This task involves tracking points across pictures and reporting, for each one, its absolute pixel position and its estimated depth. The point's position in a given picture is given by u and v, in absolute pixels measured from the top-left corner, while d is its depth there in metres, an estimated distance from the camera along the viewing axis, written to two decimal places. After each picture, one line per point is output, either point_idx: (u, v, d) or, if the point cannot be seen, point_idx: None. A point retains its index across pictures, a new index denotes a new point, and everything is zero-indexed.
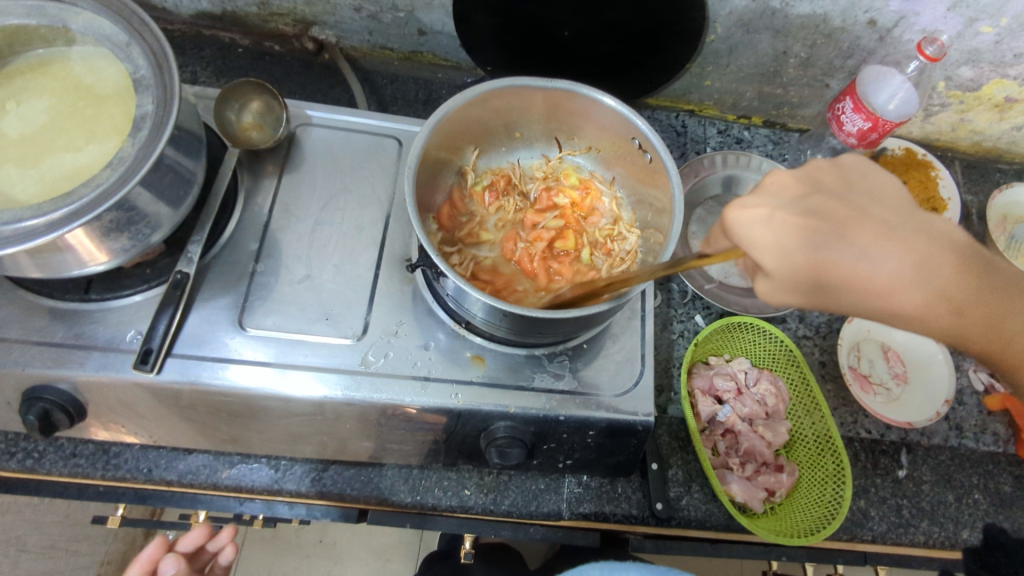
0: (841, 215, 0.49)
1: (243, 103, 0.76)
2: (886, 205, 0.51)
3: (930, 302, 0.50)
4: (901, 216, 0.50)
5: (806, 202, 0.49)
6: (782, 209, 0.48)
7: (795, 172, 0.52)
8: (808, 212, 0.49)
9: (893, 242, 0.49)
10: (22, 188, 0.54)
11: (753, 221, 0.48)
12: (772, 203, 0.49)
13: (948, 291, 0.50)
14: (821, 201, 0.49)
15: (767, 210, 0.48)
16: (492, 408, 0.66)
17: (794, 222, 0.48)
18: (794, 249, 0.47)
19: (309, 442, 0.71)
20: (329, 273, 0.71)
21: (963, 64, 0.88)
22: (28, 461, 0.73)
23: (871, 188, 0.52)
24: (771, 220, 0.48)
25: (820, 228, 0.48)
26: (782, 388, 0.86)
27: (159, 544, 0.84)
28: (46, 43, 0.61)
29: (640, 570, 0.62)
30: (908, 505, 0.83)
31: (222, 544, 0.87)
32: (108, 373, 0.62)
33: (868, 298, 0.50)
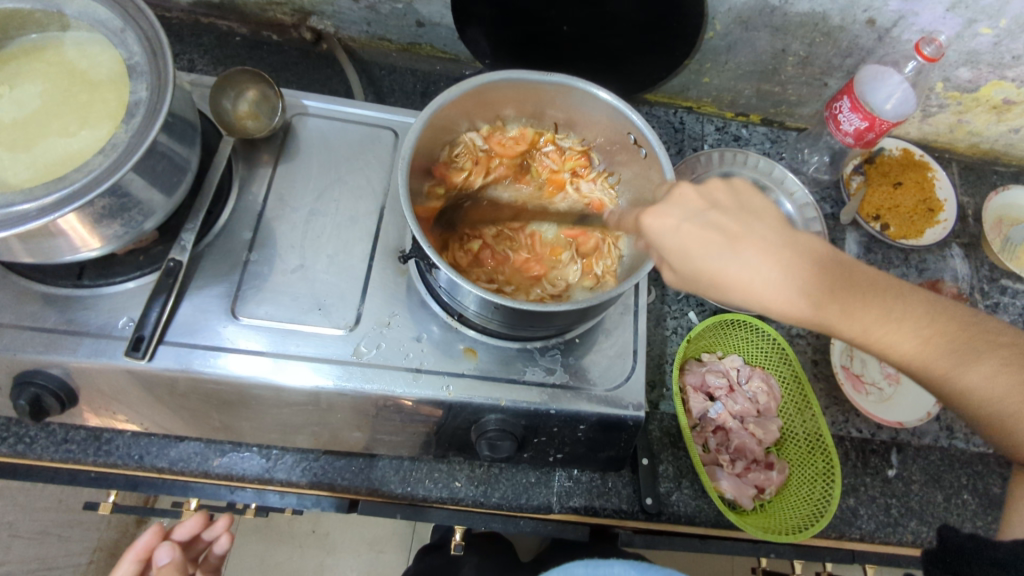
0: (728, 228, 0.55)
1: (239, 91, 0.76)
2: (766, 222, 0.56)
3: (803, 307, 0.53)
4: (784, 234, 0.55)
5: (703, 214, 0.55)
6: (687, 221, 0.55)
7: (697, 189, 0.57)
8: (709, 223, 0.55)
9: (772, 253, 0.54)
10: (14, 173, 0.54)
11: (665, 228, 0.55)
12: (682, 214, 0.55)
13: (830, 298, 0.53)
14: (713, 214, 0.55)
15: (675, 220, 0.55)
16: (483, 401, 0.67)
17: (690, 231, 0.54)
18: (691, 255, 0.54)
19: (301, 432, 0.72)
20: (322, 264, 0.71)
21: (962, 65, 0.88)
22: (19, 446, 0.73)
23: (759, 211, 0.57)
24: (677, 231, 0.55)
25: (711, 239, 0.54)
26: (774, 385, 0.86)
27: (155, 533, 0.83)
28: (40, 27, 0.61)
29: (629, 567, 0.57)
30: (897, 505, 0.84)
31: (217, 533, 0.88)
32: (100, 359, 0.62)
33: (752, 300, 0.54)
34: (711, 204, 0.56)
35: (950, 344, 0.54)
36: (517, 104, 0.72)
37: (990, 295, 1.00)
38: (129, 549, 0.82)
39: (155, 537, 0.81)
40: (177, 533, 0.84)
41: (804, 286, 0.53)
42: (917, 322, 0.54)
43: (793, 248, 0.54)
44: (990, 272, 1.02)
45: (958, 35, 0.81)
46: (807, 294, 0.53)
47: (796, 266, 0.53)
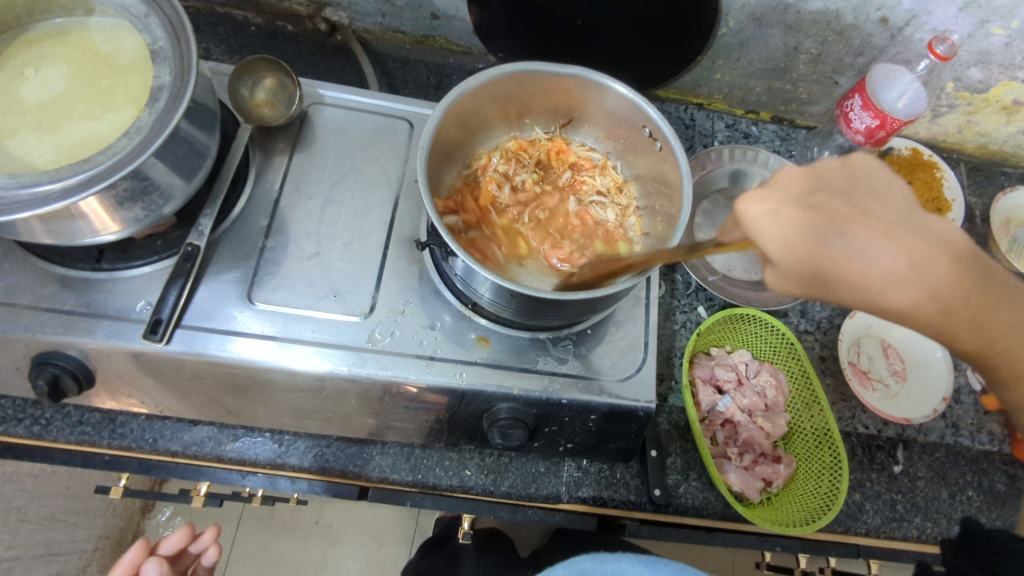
0: (839, 211, 0.47)
1: (257, 79, 0.77)
2: (895, 208, 0.49)
3: (923, 302, 0.48)
4: (902, 217, 0.49)
5: (807, 200, 0.47)
6: (786, 205, 0.46)
7: (801, 170, 0.49)
8: (811, 205, 0.47)
9: (893, 242, 0.47)
10: (39, 154, 0.54)
11: (757, 216, 0.46)
12: (777, 194, 0.47)
13: (944, 294, 0.49)
14: (820, 197, 0.47)
15: (771, 204, 0.46)
16: (495, 390, 0.67)
17: (793, 214, 0.46)
18: (799, 246, 0.45)
19: (315, 418, 0.72)
20: (338, 251, 0.72)
21: (973, 65, 0.89)
22: (35, 427, 0.74)
23: (873, 192, 0.50)
24: (775, 214, 0.46)
25: (820, 223, 0.46)
26: (782, 380, 0.87)
27: (141, 548, 0.82)
28: (66, 12, 0.61)
29: (632, 560, 0.56)
30: (902, 500, 0.84)
31: (205, 545, 0.88)
32: (117, 342, 0.63)
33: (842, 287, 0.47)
34: (811, 183, 0.48)
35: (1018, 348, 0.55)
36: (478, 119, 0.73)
37: None
38: (115, 566, 0.80)
39: (140, 552, 0.81)
40: (162, 548, 0.85)
41: (931, 283, 0.48)
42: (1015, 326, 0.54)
43: (923, 239, 0.49)
44: None
45: (971, 34, 0.82)
46: (930, 286, 0.48)
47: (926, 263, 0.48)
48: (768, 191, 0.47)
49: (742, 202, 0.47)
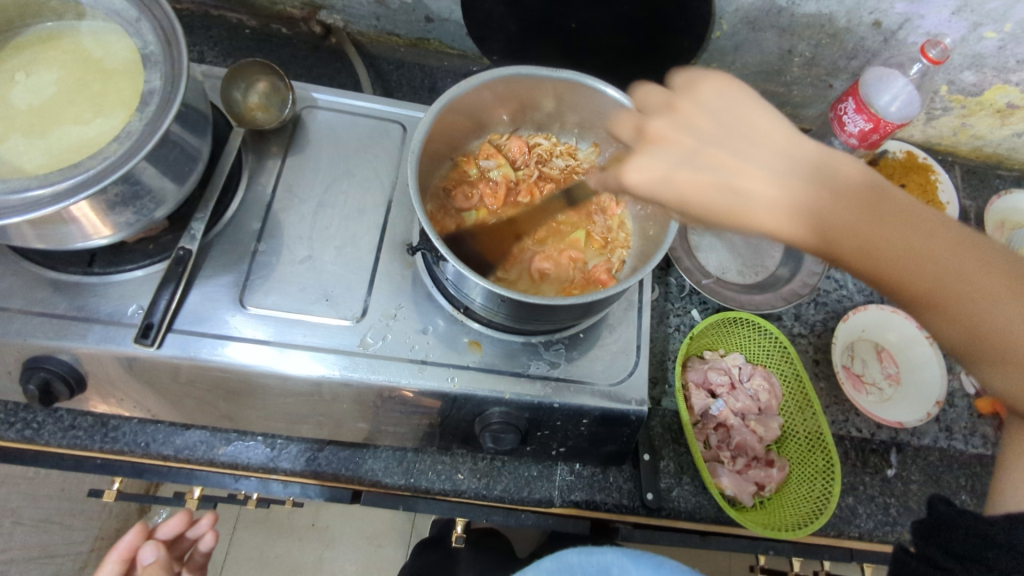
0: (706, 134, 0.54)
1: (250, 83, 0.77)
2: (752, 135, 0.53)
3: (802, 231, 0.50)
4: (761, 150, 0.52)
5: (689, 152, 0.54)
6: (677, 169, 0.53)
7: (680, 128, 0.55)
8: (688, 155, 0.54)
9: (749, 167, 0.52)
10: (29, 159, 0.54)
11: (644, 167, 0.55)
12: (664, 160, 0.54)
13: (824, 222, 0.49)
14: (706, 152, 0.53)
15: (662, 170, 0.54)
16: (487, 394, 0.67)
17: (671, 168, 0.54)
18: (666, 179, 0.53)
19: (305, 421, 0.72)
20: (330, 255, 0.72)
21: (967, 68, 0.89)
22: (27, 431, 0.74)
23: (657, 131, 0.56)
24: (666, 180, 0.53)
25: (700, 181, 0.52)
26: (776, 383, 0.87)
27: (139, 531, 0.81)
28: (57, 16, 0.61)
29: (619, 555, 0.56)
30: (896, 504, 0.84)
31: (202, 530, 0.87)
32: (108, 345, 0.63)
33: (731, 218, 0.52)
34: (687, 129, 0.55)
35: (956, 281, 0.46)
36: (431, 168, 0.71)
37: None
38: (112, 550, 0.79)
39: (137, 535, 0.79)
40: (161, 533, 0.83)
41: (813, 211, 0.49)
42: (929, 257, 0.46)
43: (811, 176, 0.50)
44: None
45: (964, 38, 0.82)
46: (808, 213, 0.49)
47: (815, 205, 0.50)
48: (658, 155, 0.55)
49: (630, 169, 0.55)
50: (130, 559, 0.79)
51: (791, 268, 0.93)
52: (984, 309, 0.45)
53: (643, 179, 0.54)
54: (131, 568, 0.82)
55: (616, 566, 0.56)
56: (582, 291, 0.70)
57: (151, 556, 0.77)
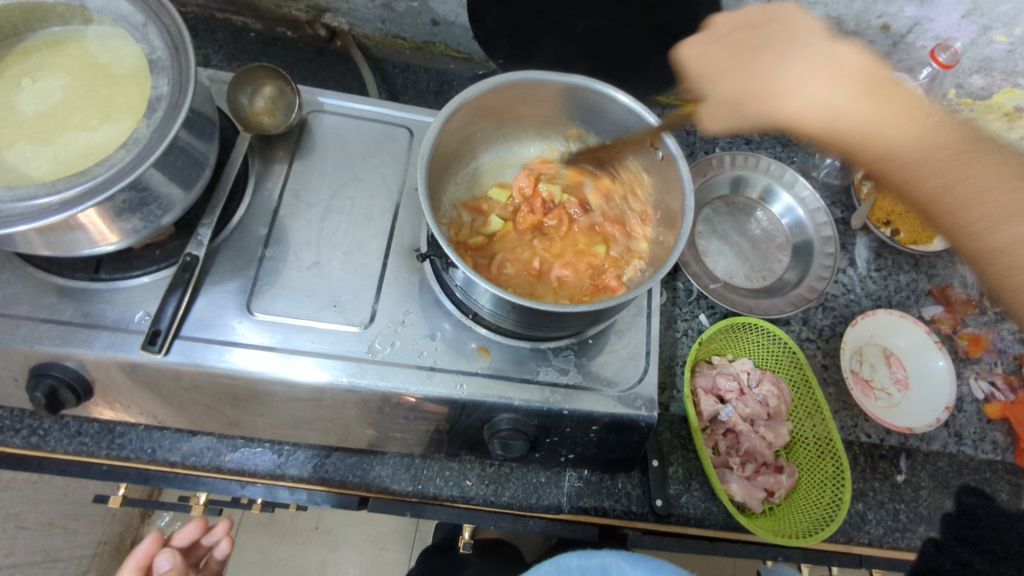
0: (740, 40, 0.73)
1: (256, 87, 0.77)
2: (799, 31, 0.72)
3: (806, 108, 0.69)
4: (817, 37, 0.71)
5: (729, 36, 0.74)
6: (711, 45, 0.75)
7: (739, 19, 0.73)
8: (722, 42, 0.74)
9: (793, 71, 0.70)
10: (37, 166, 0.54)
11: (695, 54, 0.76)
12: (705, 40, 0.75)
13: (816, 108, 0.68)
14: (738, 34, 0.73)
15: (699, 47, 0.75)
16: (496, 400, 0.67)
17: (703, 48, 0.75)
18: (710, 51, 0.74)
19: (312, 427, 0.72)
20: (338, 260, 0.71)
21: (976, 72, 0.88)
22: (32, 438, 0.73)
23: (738, 38, 0.73)
24: (700, 55, 0.75)
25: (724, 53, 0.74)
26: (784, 388, 0.86)
27: (154, 540, 0.81)
28: (63, 22, 0.61)
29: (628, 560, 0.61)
30: (905, 510, 0.84)
31: (217, 537, 0.88)
32: (115, 352, 0.62)
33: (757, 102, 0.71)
34: (726, 31, 0.74)
35: (968, 166, 0.59)
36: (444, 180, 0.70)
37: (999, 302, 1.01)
38: (128, 557, 0.80)
39: (155, 542, 0.80)
40: (177, 539, 0.84)
41: (826, 100, 0.67)
42: (928, 144, 0.62)
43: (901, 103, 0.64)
44: None
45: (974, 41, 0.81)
46: (821, 102, 0.67)
47: (875, 109, 0.65)
48: (707, 40, 0.75)
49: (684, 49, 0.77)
50: (147, 566, 0.80)
51: (799, 272, 0.93)
52: (970, 186, 0.58)
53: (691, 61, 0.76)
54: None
55: (615, 566, 0.61)
56: (592, 298, 0.69)
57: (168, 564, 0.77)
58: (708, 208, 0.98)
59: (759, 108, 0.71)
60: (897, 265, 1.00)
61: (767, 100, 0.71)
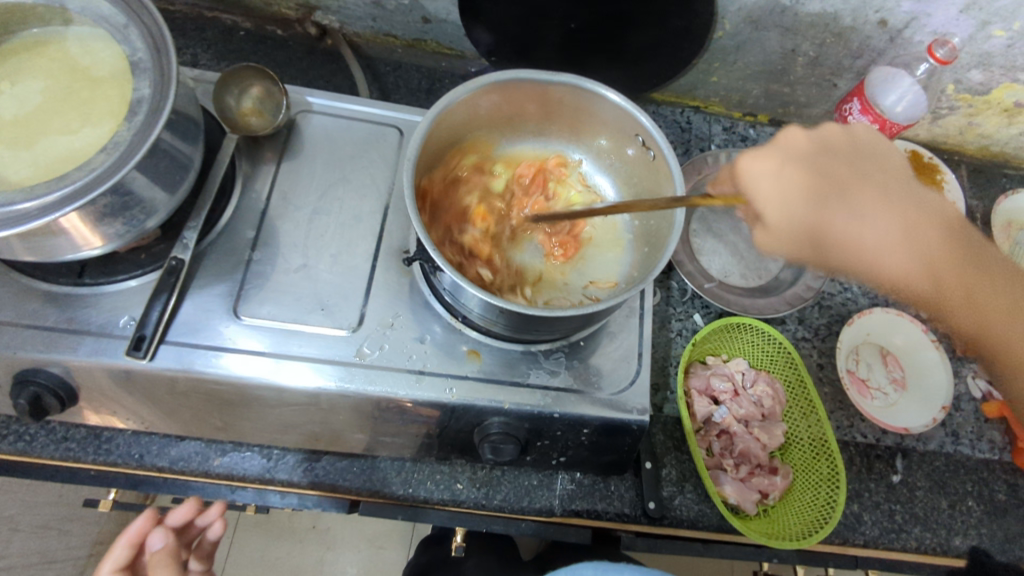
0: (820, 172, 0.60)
1: (243, 88, 0.76)
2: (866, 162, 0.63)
3: (916, 267, 0.61)
4: (898, 182, 0.63)
5: (810, 159, 0.61)
6: (788, 163, 0.60)
7: (810, 134, 0.63)
8: (806, 168, 0.60)
9: (879, 202, 0.61)
10: (15, 170, 0.53)
11: (760, 175, 0.60)
12: (781, 156, 0.60)
13: (930, 254, 0.61)
14: (817, 161, 0.61)
15: (776, 163, 0.60)
16: (486, 404, 0.66)
17: (786, 169, 0.60)
18: (766, 190, 0.59)
19: (302, 432, 0.71)
20: (326, 263, 0.70)
21: (974, 67, 0.87)
22: (19, 443, 0.73)
23: (826, 169, 0.61)
24: (776, 174, 0.59)
25: (806, 182, 0.59)
26: (779, 389, 0.85)
27: (148, 517, 0.74)
28: (42, 23, 0.60)
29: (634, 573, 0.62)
30: (901, 510, 0.83)
31: (211, 519, 0.78)
32: (100, 358, 0.62)
33: (853, 251, 0.60)
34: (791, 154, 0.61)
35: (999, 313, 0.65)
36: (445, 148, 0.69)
37: None
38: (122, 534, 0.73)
39: (147, 521, 0.73)
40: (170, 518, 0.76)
41: (926, 251, 0.61)
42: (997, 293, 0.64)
43: (914, 205, 0.62)
44: None
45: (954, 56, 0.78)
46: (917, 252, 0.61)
47: (908, 233, 0.61)
48: (774, 161, 0.60)
49: (747, 161, 0.60)
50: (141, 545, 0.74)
51: (795, 271, 0.92)
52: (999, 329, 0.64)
53: (754, 189, 0.59)
54: (140, 553, 0.75)
55: None
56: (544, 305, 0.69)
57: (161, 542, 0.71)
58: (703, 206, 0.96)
59: (843, 254, 0.60)
60: None
61: (864, 265, 0.61)
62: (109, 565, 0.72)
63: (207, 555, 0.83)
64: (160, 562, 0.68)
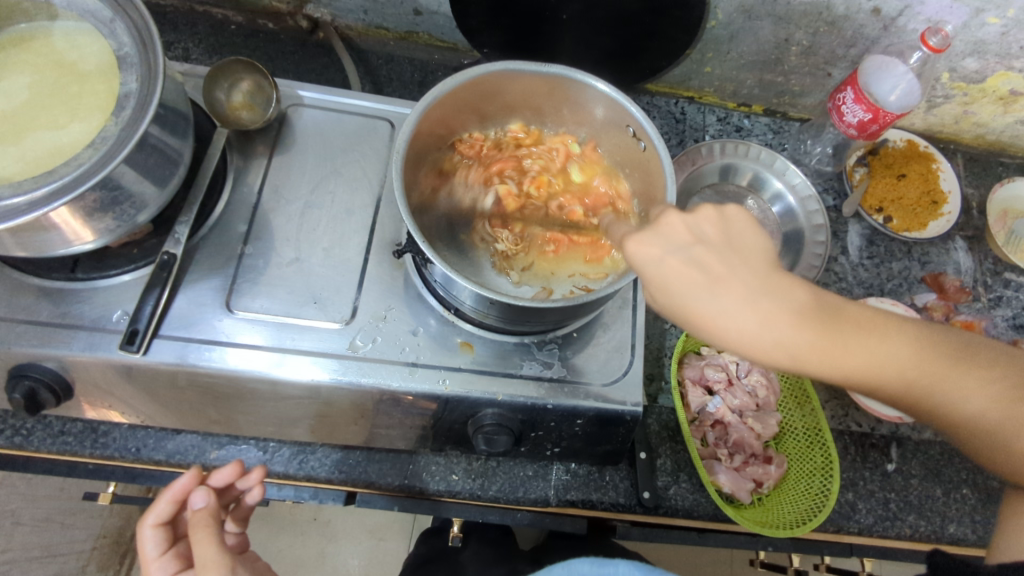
0: (725, 266, 0.45)
1: (233, 82, 0.76)
2: (742, 241, 0.46)
3: (808, 358, 0.45)
4: (761, 275, 0.45)
5: (692, 250, 0.45)
6: (673, 255, 0.44)
7: (686, 216, 0.46)
8: (693, 259, 0.45)
9: (755, 295, 0.44)
10: (3, 166, 0.53)
11: (648, 261, 0.45)
12: (662, 242, 0.45)
13: (798, 344, 0.45)
14: (702, 252, 0.45)
15: (660, 250, 0.45)
16: (479, 396, 0.66)
17: (674, 263, 0.44)
18: (674, 288, 0.44)
19: (297, 425, 0.72)
20: (318, 256, 0.70)
21: (969, 55, 0.87)
22: (16, 438, 0.73)
23: (704, 260, 0.45)
24: (660, 263, 0.44)
25: (693, 278, 0.44)
26: (773, 379, 0.86)
27: (194, 474, 0.64)
28: (29, 18, 0.60)
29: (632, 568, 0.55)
30: (896, 499, 0.84)
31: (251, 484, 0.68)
32: (95, 353, 0.62)
33: (739, 352, 0.45)
34: (700, 238, 0.45)
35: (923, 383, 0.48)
36: (490, 105, 0.73)
37: (993, 289, 0.99)
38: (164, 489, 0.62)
39: (192, 478, 0.62)
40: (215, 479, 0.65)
41: (782, 334, 0.44)
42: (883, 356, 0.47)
43: (774, 297, 0.45)
44: (993, 266, 1.01)
45: (944, 42, 0.77)
46: (790, 341, 0.44)
47: (777, 309, 0.44)
48: (660, 238, 0.45)
49: (632, 243, 0.45)
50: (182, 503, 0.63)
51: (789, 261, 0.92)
52: (947, 391, 0.48)
53: (640, 264, 0.45)
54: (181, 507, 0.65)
55: None
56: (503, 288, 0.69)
57: (203, 501, 0.60)
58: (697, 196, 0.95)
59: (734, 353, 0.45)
60: (890, 253, 0.98)
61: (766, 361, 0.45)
62: (150, 519, 0.62)
63: (244, 516, 0.73)
64: (204, 535, 0.57)
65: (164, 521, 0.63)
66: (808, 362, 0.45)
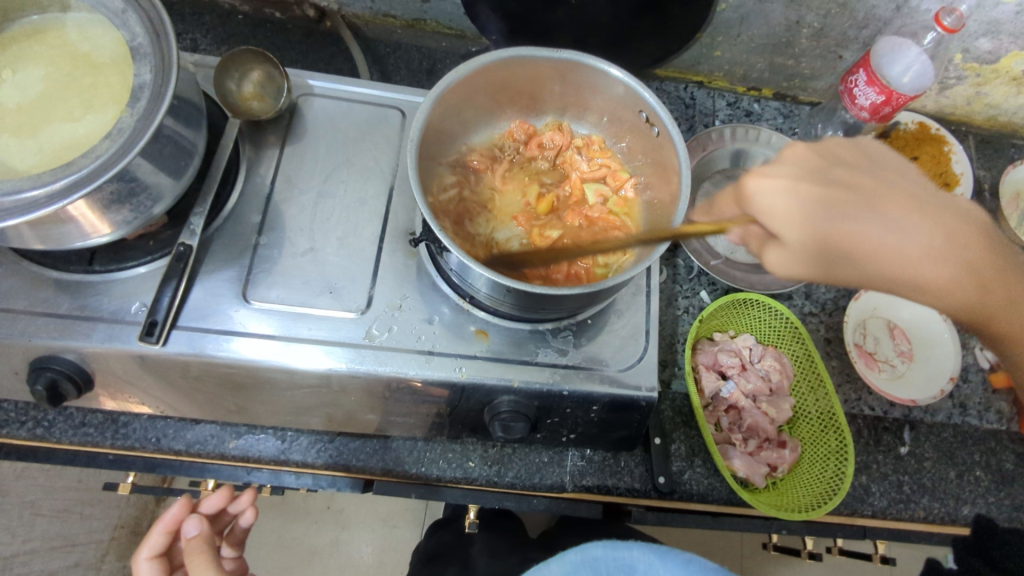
0: (858, 187, 0.52)
1: (244, 72, 0.76)
2: (893, 175, 0.54)
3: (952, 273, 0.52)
4: (916, 191, 0.53)
5: (826, 174, 0.53)
6: (802, 180, 0.51)
7: (810, 151, 0.55)
8: (827, 182, 0.52)
9: (904, 212, 0.51)
10: (22, 158, 0.53)
11: (774, 192, 0.51)
12: (792, 172, 0.52)
13: (962, 259, 0.52)
14: (837, 176, 0.53)
15: (789, 180, 0.52)
16: (495, 383, 0.66)
17: (813, 190, 0.51)
18: (811, 216, 0.50)
19: (314, 414, 0.72)
20: (332, 246, 0.71)
21: (983, 35, 0.86)
22: (38, 429, 0.74)
23: (844, 182, 0.52)
24: (793, 190, 0.51)
25: (840, 199, 0.51)
26: (787, 363, 0.86)
27: (182, 505, 0.71)
28: (41, 9, 0.60)
29: (646, 550, 0.55)
30: (909, 481, 0.84)
31: (243, 507, 0.77)
32: (114, 344, 0.62)
33: (890, 267, 0.51)
34: (828, 163, 0.54)
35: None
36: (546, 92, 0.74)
37: None
38: (156, 521, 0.71)
39: (182, 509, 0.70)
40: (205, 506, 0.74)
41: (950, 253, 0.51)
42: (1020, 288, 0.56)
43: (931, 206, 0.53)
44: None
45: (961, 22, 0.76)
46: (944, 257, 0.51)
47: (937, 235, 0.52)
48: (788, 167, 0.53)
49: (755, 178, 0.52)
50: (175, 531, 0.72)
51: None
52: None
53: (770, 200, 0.51)
54: (173, 539, 0.73)
55: (643, 562, 0.54)
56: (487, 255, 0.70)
57: (196, 529, 0.68)
58: (707, 181, 0.95)
59: (877, 270, 0.51)
60: None
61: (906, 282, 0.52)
62: (145, 553, 0.70)
63: (240, 540, 0.81)
64: (198, 558, 0.65)
65: (158, 554, 0.71)
66: (967, 281, 0.52)
